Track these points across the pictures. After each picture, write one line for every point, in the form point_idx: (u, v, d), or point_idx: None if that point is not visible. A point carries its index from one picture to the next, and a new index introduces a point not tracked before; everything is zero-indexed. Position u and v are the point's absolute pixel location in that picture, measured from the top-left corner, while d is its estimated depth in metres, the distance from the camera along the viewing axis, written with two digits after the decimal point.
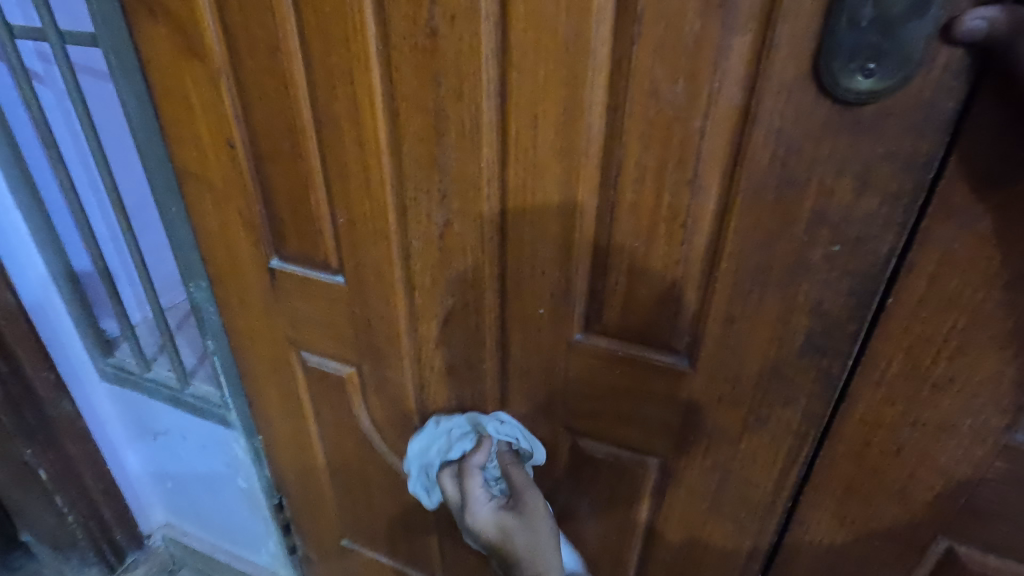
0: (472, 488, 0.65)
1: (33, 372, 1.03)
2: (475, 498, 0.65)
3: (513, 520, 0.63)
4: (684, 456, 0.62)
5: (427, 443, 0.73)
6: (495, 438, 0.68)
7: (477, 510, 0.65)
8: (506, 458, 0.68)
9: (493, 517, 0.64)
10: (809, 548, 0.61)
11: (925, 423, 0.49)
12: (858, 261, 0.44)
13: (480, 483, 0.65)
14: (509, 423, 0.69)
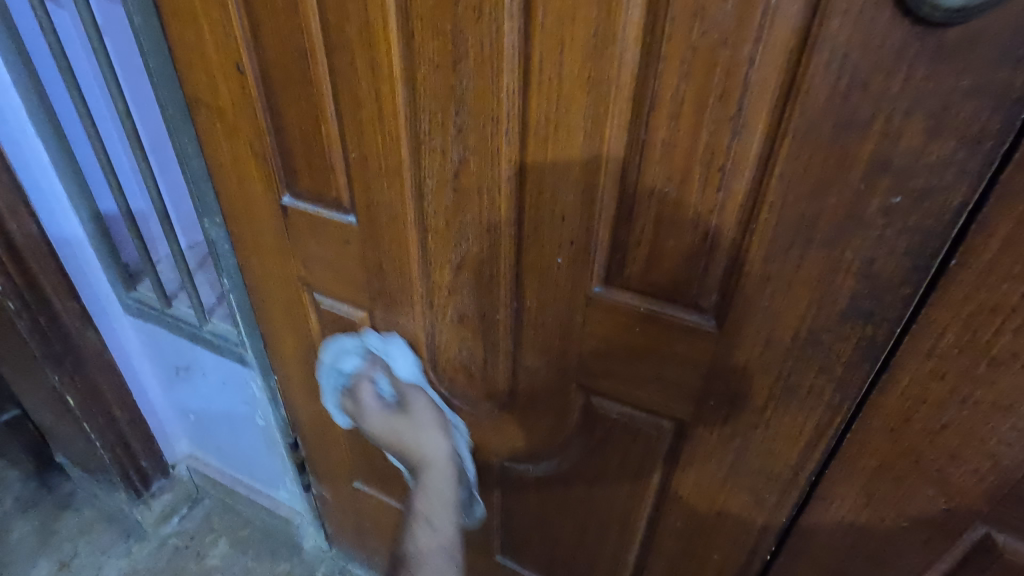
0: (363, 398, 0.76)
1: (58, 301, 1.04)
2: (367, 405, 0.75)
3: (399, 420, 0.73)
4: (702, 422, 0.59)
5: (331, 354, 0.83)
6: (379, 353, 0.77)
7: (370, 416, 0.75)
8: (387, 369, 0.77)
9: (382, 420, 0.73)
10: (830, 525, 0.57)
11: (976, 402, 0.44)
12: (920, 215, 0.39)
13: (368, 392, 0.76)
14: (385, 337, 0.76)
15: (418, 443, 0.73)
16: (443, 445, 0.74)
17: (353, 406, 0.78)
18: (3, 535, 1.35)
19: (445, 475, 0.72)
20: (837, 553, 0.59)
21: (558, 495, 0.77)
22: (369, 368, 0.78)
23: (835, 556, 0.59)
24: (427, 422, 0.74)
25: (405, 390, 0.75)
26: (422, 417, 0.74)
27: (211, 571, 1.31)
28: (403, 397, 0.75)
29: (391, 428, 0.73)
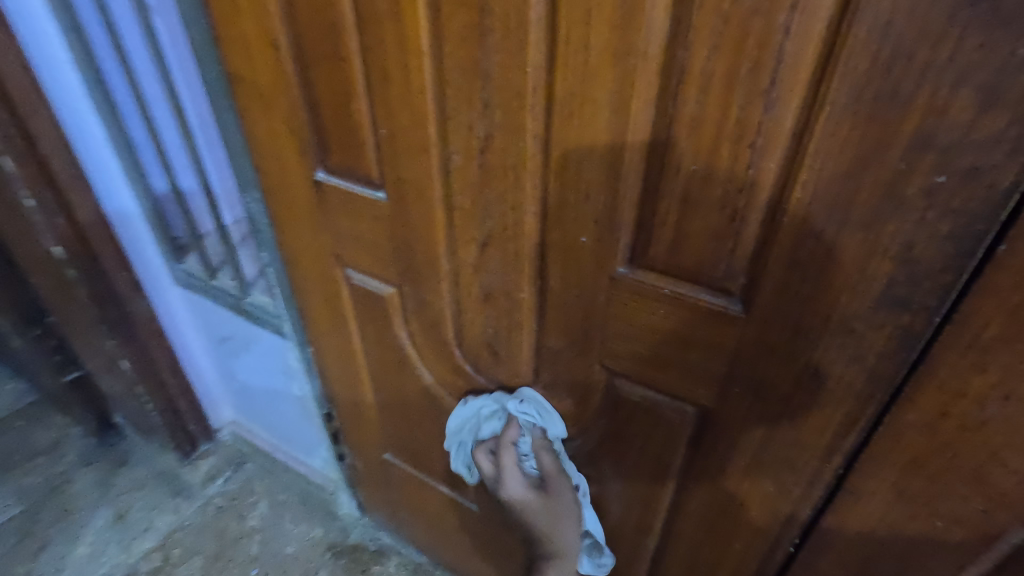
0: (506, 467, 0.71)
1: (113, 270, 1.10)
2: (511, 475, 0.71)
3: (535, 502, 0.71)
4: (727, 409, 0.57)
5: (462, 416, 0.79)
6: (517, 419, 0.72)
7: (512, 487, 0.71)
8: (540, 440, 0.72)
9: (523, 497, 0.71)
10: (858, 521, 0.55)
11: (1021, 399, 0.41)
12: (966, 197, 0.36)
13: (515, 462, 0.71)
14: (531, 400, 0.72)
15: (548, 533, 0.71)
16: (575, 535, 0.72)
17: (492, 471, 0.73)
18: (68, 486, 1.46)
19: (566, 571, 0.72)
20: (863, 550, 0.57)
21: None
22: (510, 432, 0.72)
23: (862, 553, 0.57)
24: (566, 513, 0.71)
25: (551, 471, 0.72)
26: (564, 504, 0.71)
27: (251, 531, 1.38)
28: (549, 479, 0.72)
29: (530, 510, 0.71)
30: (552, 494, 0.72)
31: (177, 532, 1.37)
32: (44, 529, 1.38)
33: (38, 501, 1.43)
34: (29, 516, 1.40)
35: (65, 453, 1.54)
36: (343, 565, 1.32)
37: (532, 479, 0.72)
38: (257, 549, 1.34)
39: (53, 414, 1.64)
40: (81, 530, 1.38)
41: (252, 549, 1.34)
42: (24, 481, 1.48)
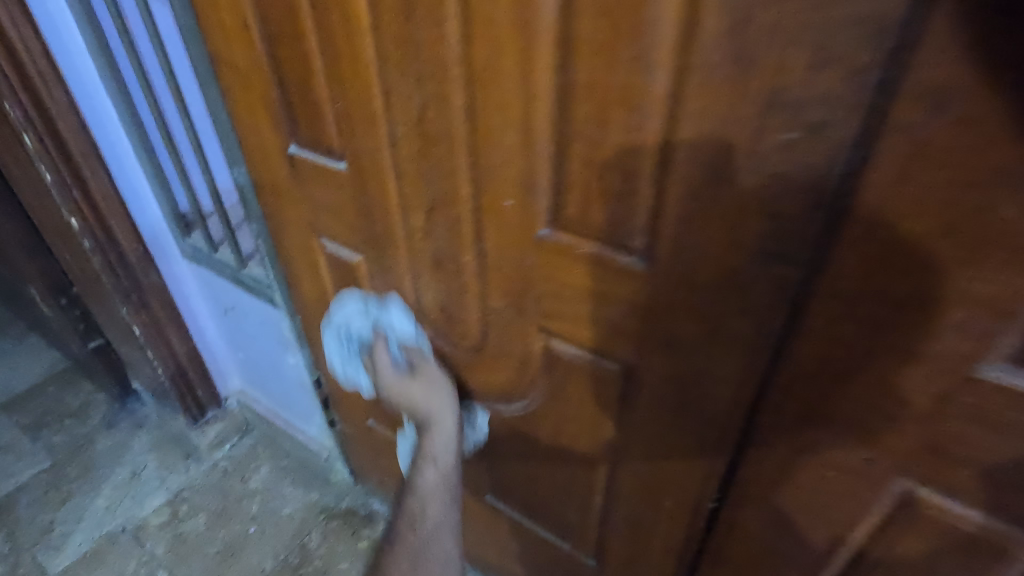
0: (381, 364, 0.84)
1: (125, 242, 1.19)
2: (383, 370, 0.84)
3: (409, 385, 0.82)
4: (645, 365, 0.61)
5: (342, 312, 0.94)
6: (381, 324, 0.87)
7: (385, 375, 0.84)
8: (410, 342, 0.85)
9: (398, 385, 0.83)
10: (765, 474, 0.59)
11: (886, 347, 0.44)
12: (814, 152, 0.39)
13: (386, 358, 0.85)
14: (388, 304, 0.85)
15: (424, 403, 0.81)
16: (448, 397, 0.82)
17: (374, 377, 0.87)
18: (91, 446, 1.58)
19: (446, 413, 0.81)
20: (774, 503, 0.60)
21: (530, 435, 0.82)
22: (380, 333, 0.87)
23: (772, 505, 0.60)
24: (438, 382, 0.83)
25: (415, 358, 0.84)
26: (434, 385, 0.82)
27: (253, 492, 1.46)
28: (415, 363, 0.84)
29: (404, 391, 0.82)
30: (422, 375, 0.83)
31: (185, 490, 1.47)
32: (68, 483, 1.50)
33: (64, 457, 1.56)
34: (55, 471, 1.53)
35: (89, 415, 1.66)
36: (334, 527, 1.39)
37: (399, 364, 0.84)
38: (257, 509, 1.43)
39: (81, 381, 1.77)
40: (100, 485, 1.49)
41: (253, 509, 1.43)
42: (53, 439, 1.61)
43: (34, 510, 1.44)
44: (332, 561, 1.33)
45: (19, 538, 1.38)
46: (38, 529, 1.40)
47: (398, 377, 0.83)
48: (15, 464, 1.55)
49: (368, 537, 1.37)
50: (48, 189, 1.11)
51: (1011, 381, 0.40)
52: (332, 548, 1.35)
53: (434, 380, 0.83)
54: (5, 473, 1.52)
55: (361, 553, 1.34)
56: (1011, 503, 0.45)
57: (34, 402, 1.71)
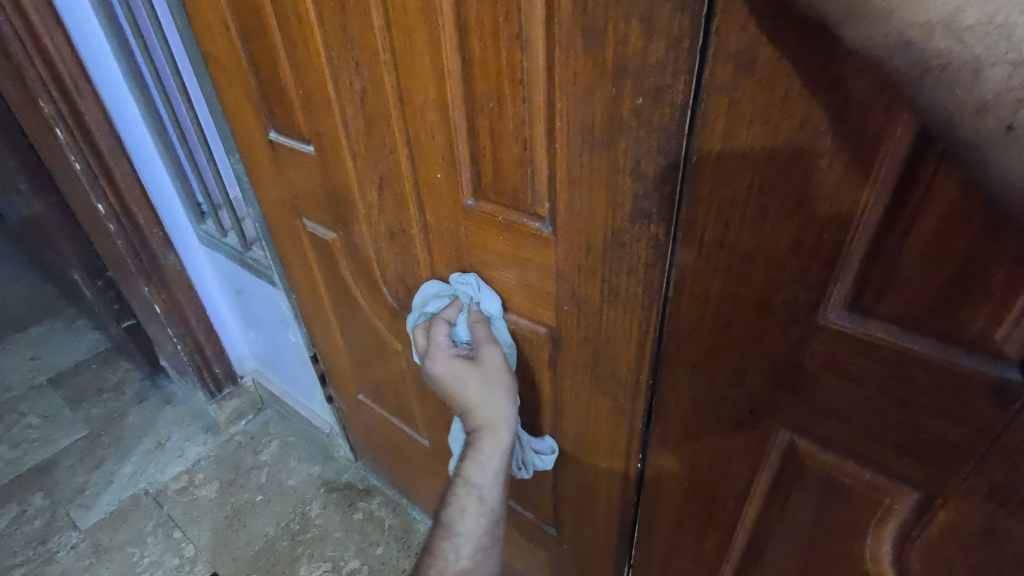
0: (436, 336, 0.71)
1: (147, 227, 1.32)
2: (438, 343, 0.70)
3: (460, 367, 0.68)
4: (564, 327, 0.65)
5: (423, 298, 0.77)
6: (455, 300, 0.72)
7: (437, 354, 0.70)
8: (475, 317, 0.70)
9: (447, 364, 0.69)
10: (673, 432, 0.62)
11: (745, 299, 0.47)
12: (659, 115, 0.43)
13: (444, 331, 0.71)
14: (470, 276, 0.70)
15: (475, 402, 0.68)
16: (505, 405, 0.69)
17: (425, 344, 0.73)
18: (124, 418, 1.74)
19: (500, 424, 0.69)
20: (685, 462, 0.63)
21: None
22: (452, 307, 0.73)
23: (685, 464, 0.63)
24: (501, 382, 0.68)
25: (473, 332, 0.70)
26: (491, 383, 0.67)
27: (262, 464, 1.57)
28: (475, 347, 0.69)
29: (456, 377, 0.68)
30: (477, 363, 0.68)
31: (203, 460, 1.59)
32: (101, 450, 1.65)
33: (100, 427, 1.71)
34: (92, 439, 1.68)
35: (124, 391, 1.82)
36: (333, 499, 1.47)
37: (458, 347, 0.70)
38: (264, 480, 1.53)
39: (119, 359, 1.94)
40: (129, 453, 1.63)
41: (261, 479, 1.53)
42: (91, 411, 1.77)
43: (71, 472, 1.59)
44: (328, 529, 1.40)
45: (57, 496, 1.53)
46: (73, 489, 1.55)
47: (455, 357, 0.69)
48: (58, 432, 1.71)
49: (363, 510, 1.44)
50: (80, 179, 1.24)
51: (851, 327, 0.42)
52: (330, 517, 1.43)
53: (493, 386, 0.68)
54: (49, 439, 1.69)
55: (356, 524, 1.41)
56: (874, 451, 0.47)
57: (78, 377, 1.89)
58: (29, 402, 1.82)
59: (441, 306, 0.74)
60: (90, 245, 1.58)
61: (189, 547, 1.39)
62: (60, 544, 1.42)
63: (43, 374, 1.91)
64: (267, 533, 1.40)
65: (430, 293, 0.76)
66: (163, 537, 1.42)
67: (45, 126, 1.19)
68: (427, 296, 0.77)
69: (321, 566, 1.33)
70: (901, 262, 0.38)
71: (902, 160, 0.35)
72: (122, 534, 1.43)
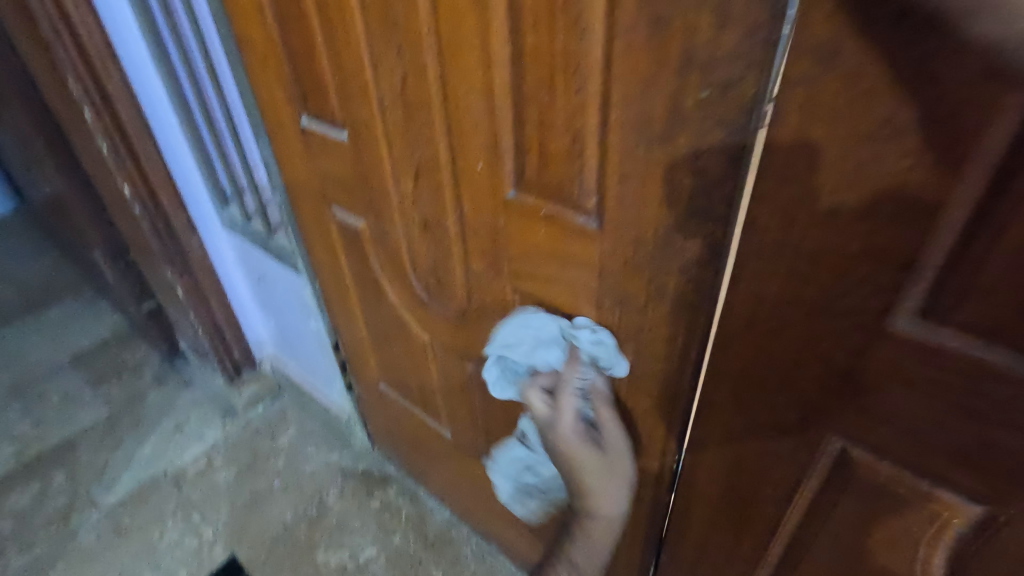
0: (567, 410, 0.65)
1: (171, 210, 1.32)
2: (569, 423, 0.65)
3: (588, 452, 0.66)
4: (603, 324, 0.64)
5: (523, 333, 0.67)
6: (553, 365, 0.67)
7: (568, 433, 0.66)
8: (596, 388, 0.67)
9: (579, 449, 0.66)
10: (714, 434, 0.60)
11: (805, 302, 0.45)
12: (726, 109, 0.42)
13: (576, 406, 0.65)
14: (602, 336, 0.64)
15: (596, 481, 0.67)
16: (620, 490, 0.69)
17: (546, 412, 0.67)
18: (143, 399, 1.75)
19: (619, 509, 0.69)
20: (725, 465, 0.62)
21: None
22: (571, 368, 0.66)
23: (725, 467, 0.62)
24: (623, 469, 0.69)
25: (601, 406, 0.67)
26: (618, 470, 0.68)
27: (280, 449, 1.58)
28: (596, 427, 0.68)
29: (590, 464, 0.66)
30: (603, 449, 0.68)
31: (221, 444, 1.60)
32: (121, 431, 1.66)
33: (119, 408, 1.73)
34: (112, 419, 1.70)
35: (143, 373, 1.83)
36: (350, 486, 1.48)
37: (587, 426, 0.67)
38: (282, 465, 1.54)
39: (139, 342, 1.95)
40: (148, 435, 1.64)
41: (279, 465, 1.54)
42: (111, 392, 1.78)
43: (92, 452, 1.61)
44: (346, 517, 1.41)
45: (77, 475, 1.55)
46: (94, 469, 1.56)
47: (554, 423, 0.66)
48: (78, 412, 1.73)
49: (380, 498, 1.44)
50: (107, 162, 1.24)
51: (922, 335, 0.41)
52: (347, 505, 1.43)
53: (614, 470, 0.69)
54: (69, 419, 1.71)
55: (373, 512, 1.41)
56: (936, 463, 0.45)
57: (98, 358, 1.90)
58: (50, 381, 1.84)
59: (550, 358, 0.66)
60: (113, 228, 1.58)
61: (208, 530, 1.40)
62: (81, 523, 1.43)
63: (63, 355, 1.93)
64: (285, 519, 1.41)
65: (518, 325, 0.68)
66: (182, 519, 1.43)
67: (73, 107, 1.18)
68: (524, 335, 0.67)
69: (338, 553, 1.34)
70: (984, 268, 0.36)
71: (996, 160, 0.33)
72: (142, 514, 1.44)
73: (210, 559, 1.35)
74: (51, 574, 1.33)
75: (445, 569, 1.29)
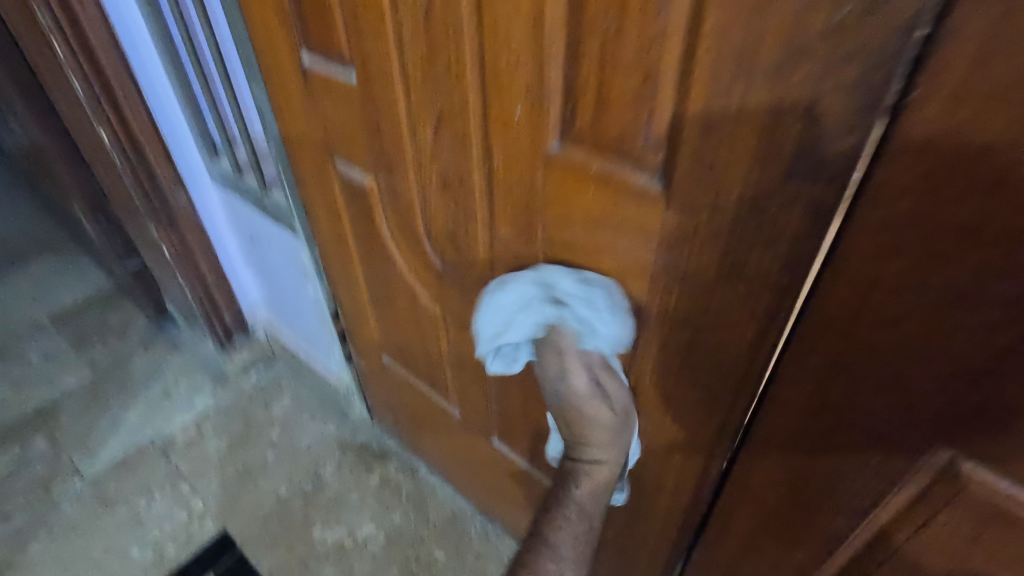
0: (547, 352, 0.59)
1: (155, 162, 1.20)
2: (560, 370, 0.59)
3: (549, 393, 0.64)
4: (656, 304, 0.55)
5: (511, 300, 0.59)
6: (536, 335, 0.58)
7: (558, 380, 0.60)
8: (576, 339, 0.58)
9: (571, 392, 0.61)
10: (781, 433, 0.53)
11: (939, 288, 0.37)
12: (870, 36, 0.32)
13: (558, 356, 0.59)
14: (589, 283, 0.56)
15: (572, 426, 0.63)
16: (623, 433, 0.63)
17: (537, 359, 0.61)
18: (129, 363, 1.66)
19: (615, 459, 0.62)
20: (791, 468, 0.54)
21: None
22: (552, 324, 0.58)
23: (790, 470, 0.54)
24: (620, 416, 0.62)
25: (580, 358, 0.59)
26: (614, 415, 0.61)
27: (273, 420, 1.50)
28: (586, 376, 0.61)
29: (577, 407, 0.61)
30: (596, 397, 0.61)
31: (211, 413, 1.52)
32: (106, 395, 1.58)
33: (104, 371, 1.64)
34: (96, 383, 1.61)
35: (129, 334, 1.74)
36: (348, 460, 1.41)
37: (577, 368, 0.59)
38: (276, 436, 1.46)
39: (124, 301, 1.85)
40: (134, 400, 1.56)
41: (272, 436, 1.46)
42: (95, 354, 1.69)
43: (75, 417, 1.53)
44: (343, 492, 1.34)
45: (59, 441, 1.47)
46: (77, 435, 1.48)
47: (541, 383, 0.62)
48: (60, 374, 1.64)
49: (380, 474, 1.37)
50: (83, 105, 1.12)
51: None
52: (345, 480, 1.36)
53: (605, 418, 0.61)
54: (51, 381, 1.62)
55: (372, 488, 1.35)
56: None
57: (81, 318, 1.80)
58: (30, 341, 1.74)
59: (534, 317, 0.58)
60: (93, 178, 1.45)
61: (198, 503, 1.33)
62: (63, 491, 1.36)
63: (44, 313, 1.82)
64: (279, 493, 1.34)
65: (504, 295, 0.61)
66: (170, 491, 1.36)
67: (42, 39, 1.05)
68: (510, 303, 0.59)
69: (335, 530, 1.27)
70: None
71: None
72: (128, 485, 1.37)
73: (200, 533, 1.28)
74: (33, 545, 1.27)
75: (447, 550, 1.23)
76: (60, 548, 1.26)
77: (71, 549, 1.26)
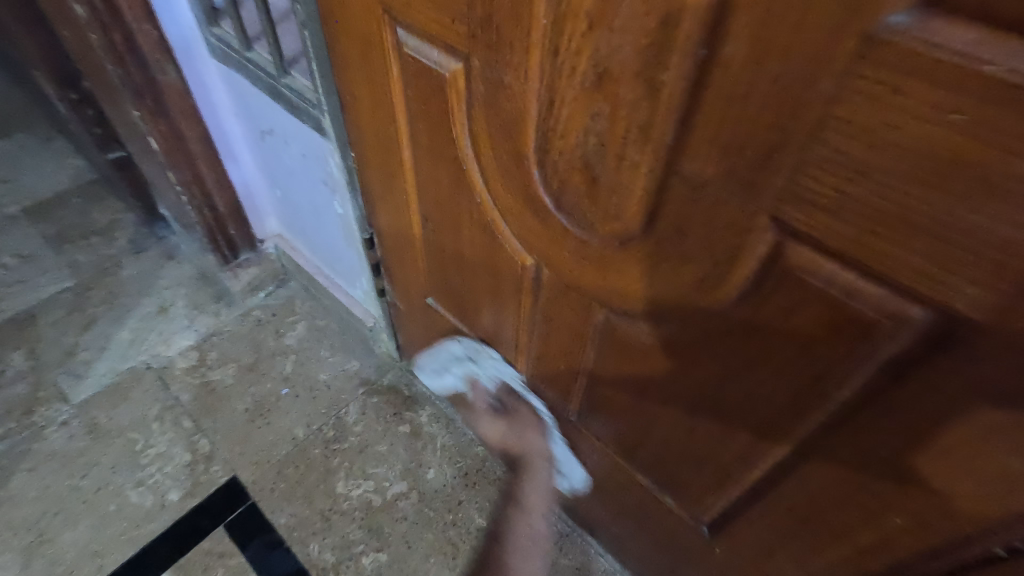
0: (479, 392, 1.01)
1: (134, 21, 0.89)
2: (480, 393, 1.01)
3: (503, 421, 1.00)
4: (1006, 326, 0.32)
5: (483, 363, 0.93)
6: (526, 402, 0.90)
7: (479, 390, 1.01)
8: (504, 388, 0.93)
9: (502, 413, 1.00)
10: (969, 474, 0.40)
11: None
12: None
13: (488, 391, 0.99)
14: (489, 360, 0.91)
15: (517, 429, 0.99)
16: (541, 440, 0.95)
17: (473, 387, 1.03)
18: (117, 270, 1.43)
19: (539, 448, 0.96)
20: (946, 506, 0.43)
21: (672, 375, 0.57)
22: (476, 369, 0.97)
23: (941, 508, 0.43)
24: (530, 426, 0.95)
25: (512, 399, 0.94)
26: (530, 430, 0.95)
27: (287, 350, 1.30)
28: (509, 405, 0.96)
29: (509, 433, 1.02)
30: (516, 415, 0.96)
31: (214, 336, 1.32)
32: (92, 308, 1.36)
33: (89, 279, 1.42)
34: (80, 292, 1.39)
35: (116, 237, 1.50)
36: (374, 404, 1.23)
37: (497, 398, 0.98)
38: (290, 369, 1.27)
39: (109, 197, 1.59)
40: (125, 315, 1.35)
41: (286, 369, 1.28)
42: (78, 257, 1.46)
43: (57, 330, 1.32)
44: (370, 441, 1.17)
45: (41, 358, 1.27)
46: (60, 351, 1.29)
47: (506, 416, 0.99)
48: (38, 278, 1.42)
49: (410, 422, 1.20)
50: None
51: None
52: (370, 425, 1.19)
53: (524, 418, 0.95)
54: (28, 285, 1.40)
55: (402, 439, 1.18)
56: None
57: (61, 214, 1.55)
58: (2, 235, 1.50)
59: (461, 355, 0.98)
60: (56, 39, 1.13)
61: (203, 442, 1.16)
62: (47, 418, 1.18)
63: (16, 204, 1.57)
64: (296, 436, 1.17)
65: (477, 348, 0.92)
66: (171, 425, 1.18)
67: None
68: (495, 368, 0.91)
69: (361, 484, 1.12)
70: None
71: None
72: (122, 414, 1.19)
73: (206, 477, 1.12)
74: (15, 477, 1.10)
75: (490, 516, 1.08)
76: (45, 483, 1.10)
77: (59, 486, 1.09)
